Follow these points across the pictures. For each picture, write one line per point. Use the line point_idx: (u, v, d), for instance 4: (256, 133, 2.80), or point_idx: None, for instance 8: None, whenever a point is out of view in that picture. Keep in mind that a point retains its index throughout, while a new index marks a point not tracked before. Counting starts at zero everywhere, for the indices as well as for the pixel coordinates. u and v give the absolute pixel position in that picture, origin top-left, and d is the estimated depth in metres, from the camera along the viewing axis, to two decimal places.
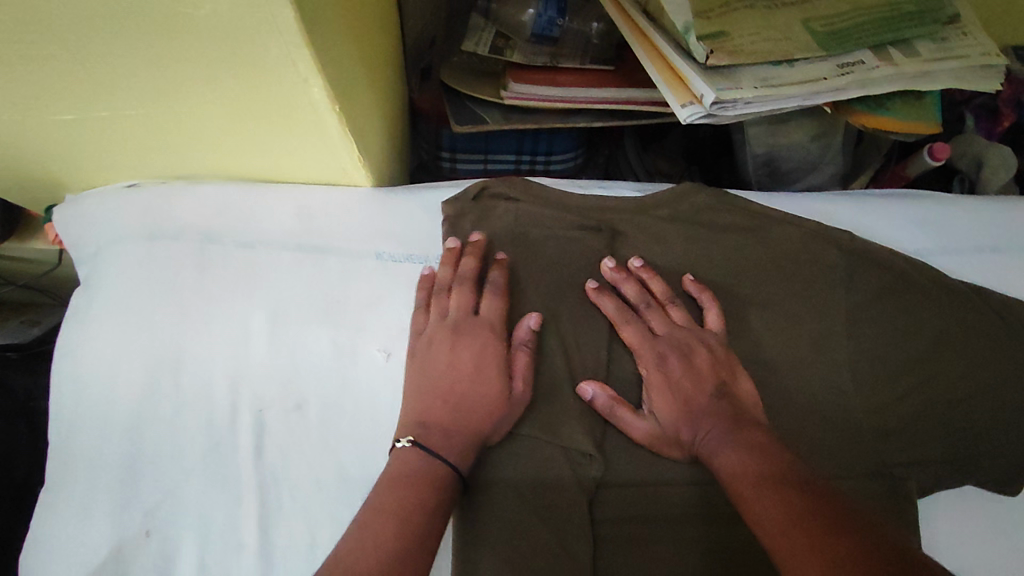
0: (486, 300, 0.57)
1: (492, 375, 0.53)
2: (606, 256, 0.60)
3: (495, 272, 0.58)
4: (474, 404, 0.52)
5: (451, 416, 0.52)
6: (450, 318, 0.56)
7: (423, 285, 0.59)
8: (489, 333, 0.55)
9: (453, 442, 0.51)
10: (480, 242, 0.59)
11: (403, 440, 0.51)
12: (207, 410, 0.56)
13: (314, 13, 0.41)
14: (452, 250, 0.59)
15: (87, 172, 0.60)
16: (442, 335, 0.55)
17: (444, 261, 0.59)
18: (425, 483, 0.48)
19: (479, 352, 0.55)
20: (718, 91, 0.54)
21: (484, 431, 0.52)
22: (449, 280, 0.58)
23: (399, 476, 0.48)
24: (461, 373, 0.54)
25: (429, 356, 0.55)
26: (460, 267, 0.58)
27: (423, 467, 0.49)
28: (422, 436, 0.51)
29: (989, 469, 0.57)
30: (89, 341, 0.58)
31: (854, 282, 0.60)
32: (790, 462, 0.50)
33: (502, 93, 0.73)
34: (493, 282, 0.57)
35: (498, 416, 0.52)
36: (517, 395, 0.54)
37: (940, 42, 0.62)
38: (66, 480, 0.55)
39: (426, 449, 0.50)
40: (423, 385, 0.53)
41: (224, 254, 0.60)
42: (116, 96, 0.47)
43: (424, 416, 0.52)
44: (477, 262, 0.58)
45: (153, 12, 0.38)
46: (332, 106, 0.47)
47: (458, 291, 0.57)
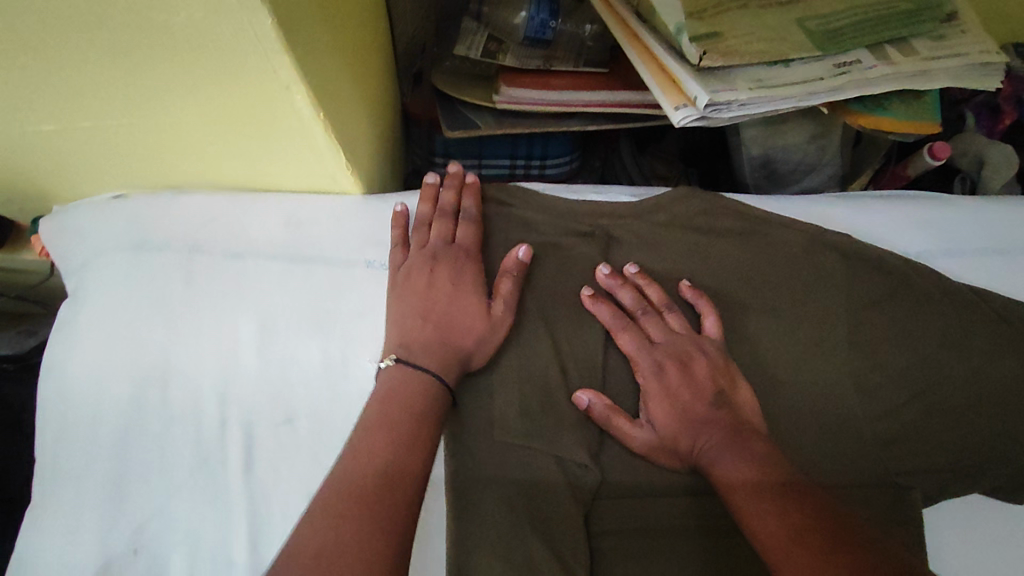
0: (461, 228, 0.59)
1: (472, 297, 0.55)
2: (600, 263, 0.59)
3: (468, 201, 0.60)
4: (455, 322, 0.54)
5: (432, 331, 0.53)
6: (428, 246, 0.58)
7: (397, 222, 0.59)
8: (465, 256, 0.57)
9: (436, 356, 0.52)
10: (458, 172, 0.61)
11: (387, 361, 0.52)
12: (194, 425, 0.55)
13: (294, 19, 0.40)
14: (430, 186, 0.61)
15: (73, 184, 0.59)
16: (421, 263, 0.57)
17: (422, 197, 0.61)
18: (411, 399, 0.50)
19: (456, 273, 0.56)
20: (712, 94, 0.53)
21: (467, 347, 0.53)
22: (427, 215, 0.60)
23: (387, 394, 0.50)
24: (439, 294, 0.55)
25: (408, 283, 0.56)
26: (439, 201, 0.60)
27: (410, 379, 0.51)
28: (404, 353, 0.52)
29: (996, 476, 0.55)
30: (75, 354, 0.57)
31: (854, 287, 0.59)
32: (790, 473, 0.50)
33: (494, 97, 0.72)
34: (467, 212, 0.59)
35: (481, 335, 0.54)
36: (500, 319, 0.54)
37: (939, 40, 0.60)
38: (53, 497, 0.54)
39: (409, 363, 0.52)
40: (404, 307, 0.55)
41: (211, 265, 0.59)
42: (95, 106, 0.46)
43: (406, 339, 0.53)
44: (454, 194, 0.60)
45: (127, 21, 0.37)
46: (316, 113, 0.46)
47: (437, 222, 0.59)
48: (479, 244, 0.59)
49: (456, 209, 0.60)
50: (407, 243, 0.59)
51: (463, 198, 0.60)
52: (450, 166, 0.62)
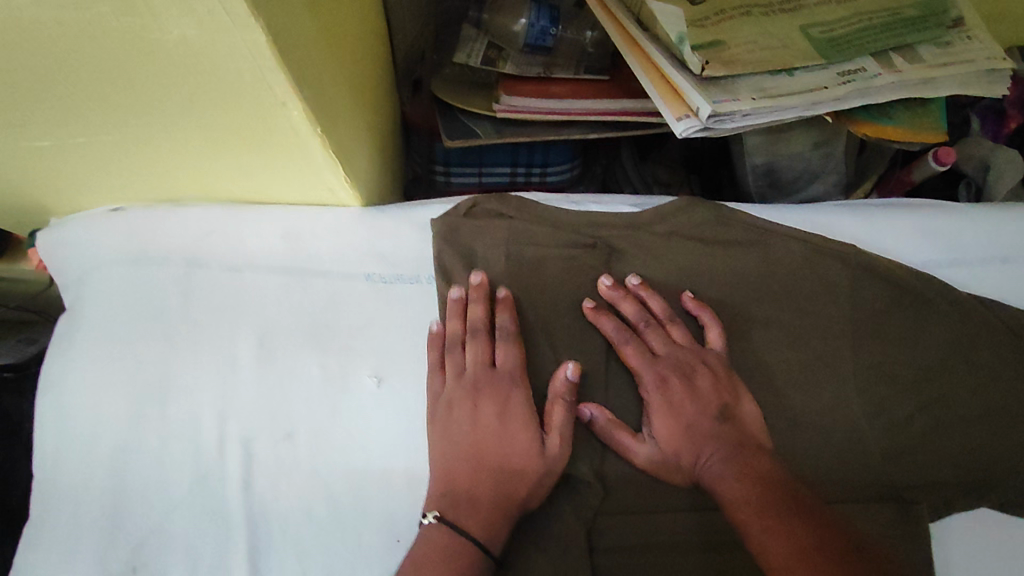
0: (501, 350, 0.54)
1: (522, 432, 0.52)
2: (602, 274, 0.58)
3: (503, 316, 0.55)
4: (505, 463, 0.51)
5: (481, 479, 0.51)
6: (467, 376, 0.54)
7: (433, 342, 0.56)
8: (510, 386, 0.54)
9: (485, 518, 0.50)
10: (481, 283, 0.56)
11: (430, 516, 0.49)
12: (193, 442, 0.54)
13: (291, 35, 0.39)
14: (457, 301, 0.56)
15: (69, 196, 0.59)
16: (462, 396, 0.54)
17: (449, 314, 0.56)
18: (450, 567, 0.47)
19: (501, 406, 0.53)
20: (714, 104, 0.53)
21: (520, 495, 0.51)
22: (461, 333, 0.56)
23: (424, 558, 0.47)
24: (486, 435, 0.52)
25: (449, 422, 0.53)
26: (469, 318, 0.55)
27: (453, 543, 0.48)
28: (450, 510, 0.49)
29: (1004, 489, 0.55)
30: (73, 369, 0.57)
31: (860, 297, 0.58)
32: (794, 489, 0.49)
33: (494, 105, 0.72)
34: (504, 328, 0.54)
35: (534, 475, 0.51)
36: (554, 455, 0.52)
37: (945, 46, 0.59)
38: (51, 514, 0.53)
39: (455, 525, 0.49)
40: (448, 450, 0.52)
41: (210, 279, 0.59)
42: (90, 122, 0.46)
43: (454, 486, 0.51)
44: (485, 309, 0.55)
45: (119, 38, 0.37)
46: (314, 129, 0.46)
47: (472, 346, 0.55)
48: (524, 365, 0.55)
49: (489, 323, 0.55)
50: (445, 366, 0.56)
51: (496, 312, 0.55)
52: (476, 276, 0.56)
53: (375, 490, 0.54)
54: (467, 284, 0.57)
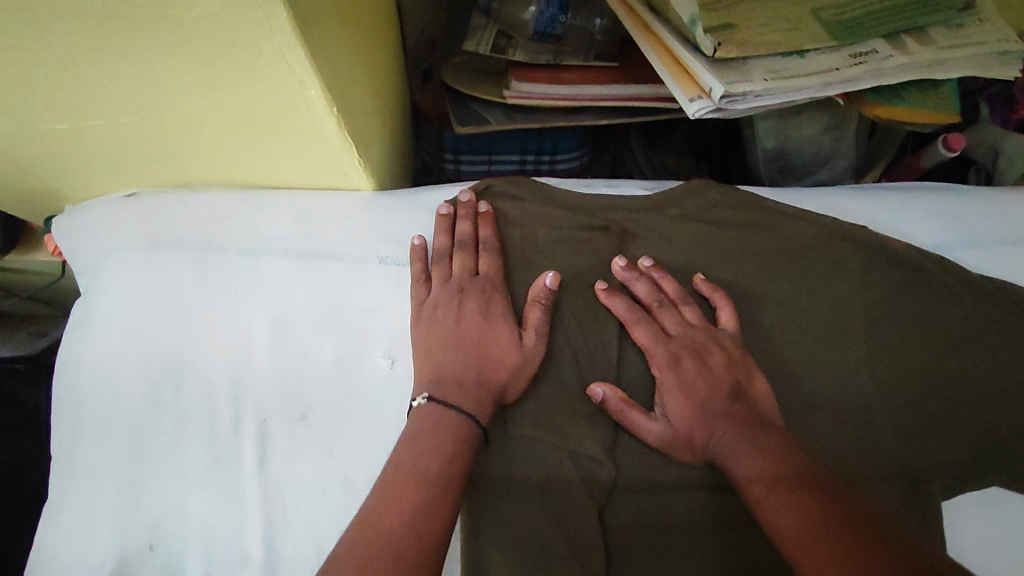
0: (483, 258, 0.57)
1: (503, 327, 0.54)
2: (615, 256, 0.59)
3: (485, 230, 0.58)
4: (487, 354, 0.53)
5: (465, 365, 0.53)
6: (453, 280, 0.56)
7: (416, 256, 0.58)
8: (492, 287, 0.56)
9: (469, 394, 0.51)
10: (470, 201, 0.60)
11: (419, 398, 0.51)
12: (208, 421, 0.55)
13: (310, 13, 0.39)
14: (446, 216, 0.59)
15: (85, 181, 0.59)
16: (447, 296, 0.56)
17: (437, 231, 0.59)
18: (443, 435, 0.49)
19: (484, 304, 0.55)
20: (727, 84, 0.53)
21: (500, 383, 0.52)
22: (446, 246, 0.58)
23: (419, 433, 0.49)
24: (470, 327, 0.54)
25: (436, 319, 0.55)
26: (455, 232, 0.59)
27: (442, 416, 0.50)
28: (438, 390, 0.51)
29: (1019, 471, 0.55)
30: (89, 351, 0.57)
31: (873, 278, 0.58)
32: (808, 467, 0.50)
33: (504, 91, 0.72)
34: (487, 241, 0.58)
35: (515, 365, 0.53)
36: (532, 350, 0.54)
37: (957, 29, 0.60)
38: (69, 493, 0.54)
39: (441, 401, 0.50)
40: (433, 343, 0.54)
41: (223, 262, 0.59)
42: (108, 103, 0.46)
43: (438, 373, 0.52)
44: (472, 224, 0.59)
45: (140, 14, 0.37)
46: (330, 107, 0.46)
47: (458, 255, 0.57)
48: (504, 273, 0.57)
49: (472, 238, 0.58)
50: (429, 277, 0.58)
51: (479, 227, 0.59)
52: (465, 195, 0.60)
53: None
54: (456, 203, 0.61)
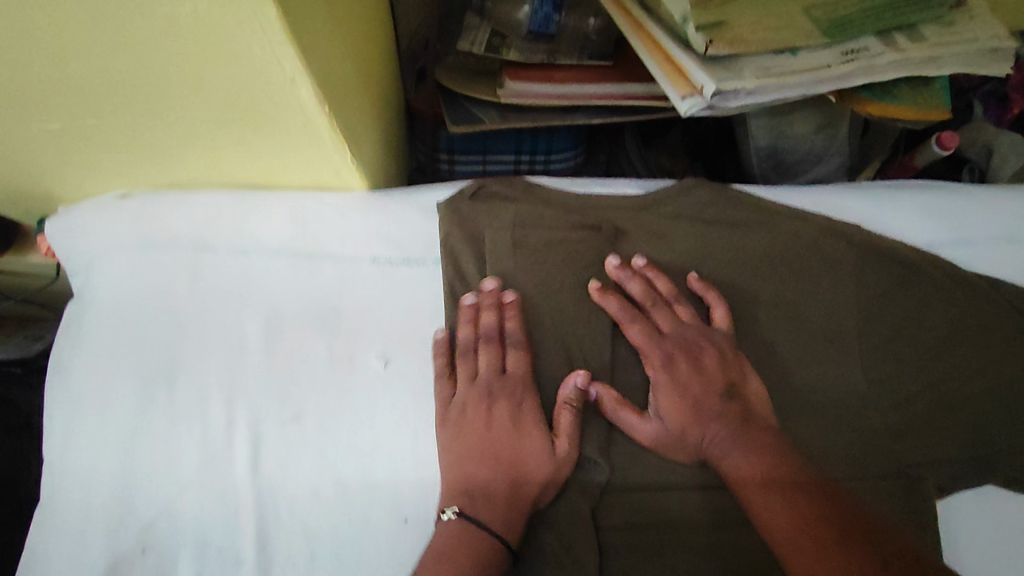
0: (511, 356, 0.55)
1: (534, 437, 0.53)
2: (609, 254, 0.59)
3: (511, 325, 0.55)
4: (518, 467, 0.52)
5: (494, 478, 0.52)
6: (480, 382, 0.55)
7: (439, 350, 0.56)
8: (521, 391, 0.54)
9: (497, 513, 0.51)
10: (494, 290, 0.56)
11: (449, 512, 0.50)
12: (201, 423, 0.55)
13: (300, 12, 0.39)
14: (469, 306, 0.57)
15: (77, 182, 0.59)
16: (476, 400, 0.54)
17: (460, 320, 0.56)
18: (469, 561, 0.48)
19: (515, 412, 0.54)
20: (719, 82, 0.53)
21: (531, 496, 0.52)
22: (472, 339, 0.56)
23: (444, 550, 0.49)
24: (499, 436, 0.53)
25: (465, 424, 0.53)
26: (481, 325, 0.56)
27: (470, 539, 0.49)
28: (468, 506, 0.51)
29: (1013, 467, 0.55)
30: (81, 352, 0.57)
31: (865, 275, 0.59)
32: (799, 466, 0.50)
33: (498, 91, 0.72)
34: (513, 337, 0.55)
35: (546, 481, 0.52)
36: (564, 458, 0.52)
37: (949, 26, 0.60)
38: (61, 495, 0.54)
39: (471, 520, 0.50)
40: (459, 452, 0.53)
41: (216, 263, 0.59)
42: (100, 103, 0.46)
43: (468, 484, 0.52)
44: (497, 316, 0.56)
45: (129, 13, 0.37)
46: (321, 107, 0.46)
47: (484, 352, 0.55)
48: (534, 371, 0.55)
49: (499, 331, 0.56)
50: (454, 371, 0.56)
51: (505, 318, 0.56)
52: (488, 284, 0.57)
53: (382, 471, 0.54)
54: (479, 290, 0.57)
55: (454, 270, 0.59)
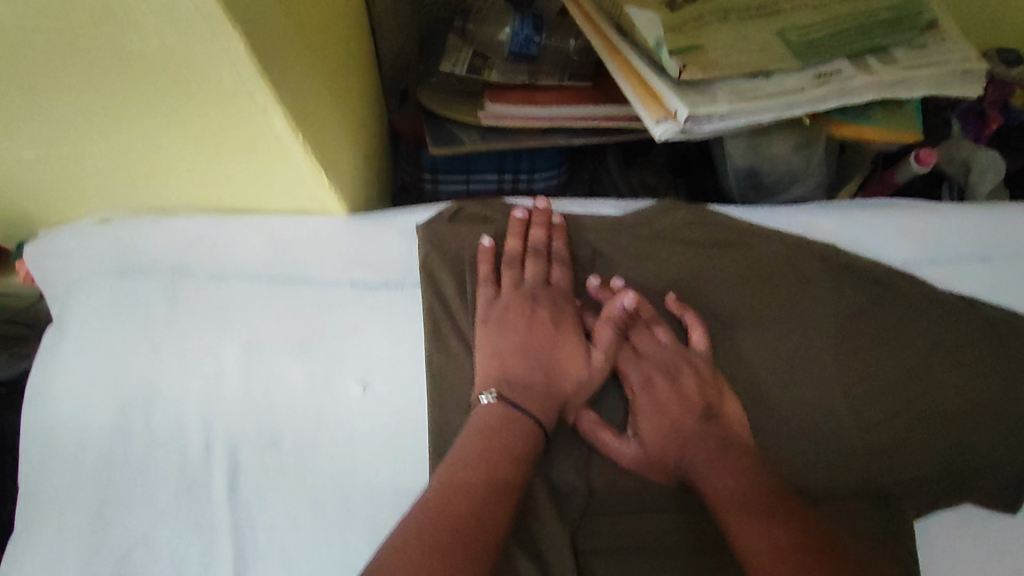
0: (556, 269, 0.59)
1: (571, 341, 0.56)
2: (590, 274, 0.60)
3: (560, 242, 0.60)
4: (556, 363, 0.55)
5: (532, 371, 0.55)
6: (526, 286, 0.58)
7: (484, 257, 0.59)
8: (563, 298, 0.58)
9: (535, 402, 0.53)
10: (546, 208, 0.61)
11: (488, 395, 0.52)
12: (179, 448, 0.54)
13: (272, 44, 0.40)
14: (520, 221, 0.61)
15: (55, 207, 0.59)
16: (519, 301, 0.57)
17: (511, 232, 0.60)
18: (510, 438, 0.51)
19: (556, 316, 0.57)
20: (692, 107, 0.53)
21: (563, 389, 0.55)
22: (519, 250, 0.59)
23: (485, 431, 0.51)
24: (539, 333, 0.56)
25: (506, 320, 0.56)
26: (530, 238, 0.60)
27: (509, 418, 0.51)
28: (507, 391, 0.53)
29: (989, 486, 0.55)
30: (58, 379, 0.57)
31: (842, 296, 0.59)
32: (778, 487, 0.50)
33: (479, 112, 0.73)
34: (560, 253, 0.60)
35: (582, 381, 0.55)
36: (598, 367, 0.56)
37: (920, 48, 0.61)
38: (36, 525, 0.53)
39: (512, 402, 0.52)
40: (500, 346, 0.55)
41: (195, 288, 0.59)
42: (75, 131, 0.46)
43: (504, 374, 0.54)
44: (545, 233, 0.60)
45: (98, 47, 0.37)
46: (295, 135, 0.46)
47: (532, 261, 0.59)
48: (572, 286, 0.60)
49: (547, 248, 0.60)
50: (497, 278, 0.59)
51: (553, 237, 0.60)
52: (540, 203, 0.61)
53: (362, 496, 0.54)
54: (531, 210, 0.62)
55: (434, 292, 0.58)
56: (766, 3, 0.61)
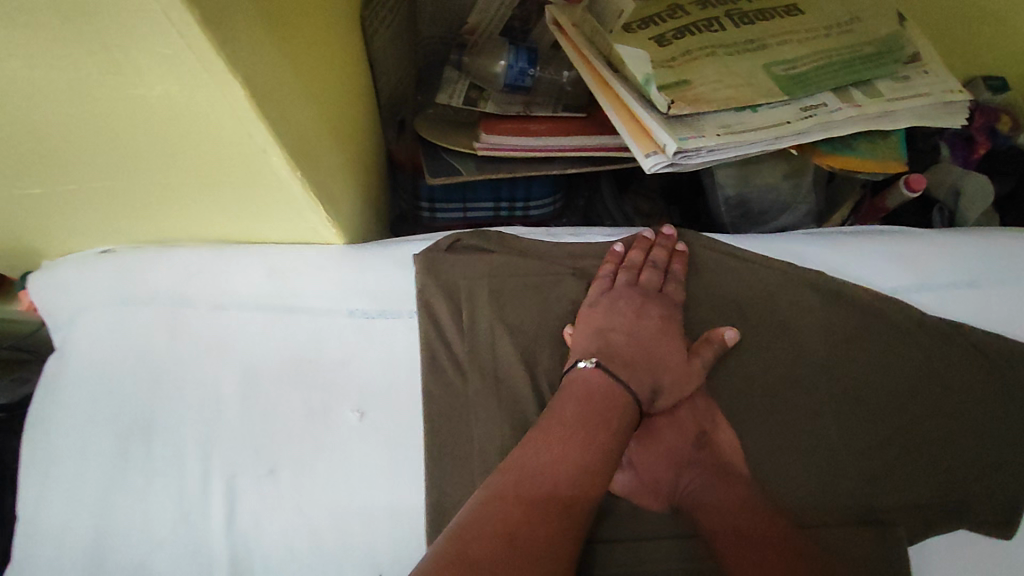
0: (672, 284, 0.60)
1: (678, 342, 0.56)
2: (651, 257, 0.61)
3: (679, 266, 0.61)
4: (661, 357, 0.55)
5: (638, 353, 0.55)
6: (642, 286, 0.59)
7: (610, 260, 0.61)
8: (673, 308, 0.59)
9: (630, 376, 0.53)
10: (672, 234, 0.63)
11: (590, 361, 0.53)
12: (178, 478, 0.55)
13: (272, 90, 0.41)
14: (645, 238, 0.63)
15: (60, 240, 0.60)
16: (633, 294, 0.58)
17: (636, 245, 0.62)
18: (607, 412, 0.51)
19: (665, 316, 0.58)
20: (680, 141, 0.55)
21: (661, 383, 0.55)
22: (639, 261, 0.61)
23: (587, 394, 0.52)
24: (648, 326, 0.57)
25: (618, 304, 0.57)
26: (651, 254, 0.62)
27: (611, 388, 0.52)
28: (608, 362, 0.53)
29: (981, 514, 0.56)
30: (60, 410, 0.57)
31: (833, 322, 0.60)
32: (774, 519, 0.52)
33: (475, 143, 0.74)
34: (677, 273, 0.61)
35: (678, 379, 0.55)
36: (696, 374, 0.55)
37: (903, 81, 0.63)
38: (35, 554, 0.54)
39: (609, 371, 0.53)
40: (612, 325, 0.56)
41: (197, 318, 0.60)
42: (82, 171, 0.48)
43: (608, 348, 0.55)
44: (667, 255, 0.62)
45: (104, 95, 0.38)
46: (294, 173, 0.48)
47: (649, 269, 0.60)
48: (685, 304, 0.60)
49: (664, 266, 0.61)
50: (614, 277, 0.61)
51: (673, 261, 0.62)
52: (668, 229, 0.63)
53: (358, 525, 0.54)
54: (656, 233, 0.64)
55: (431, 320, 0.59)
56: (751, 39, 0.64)
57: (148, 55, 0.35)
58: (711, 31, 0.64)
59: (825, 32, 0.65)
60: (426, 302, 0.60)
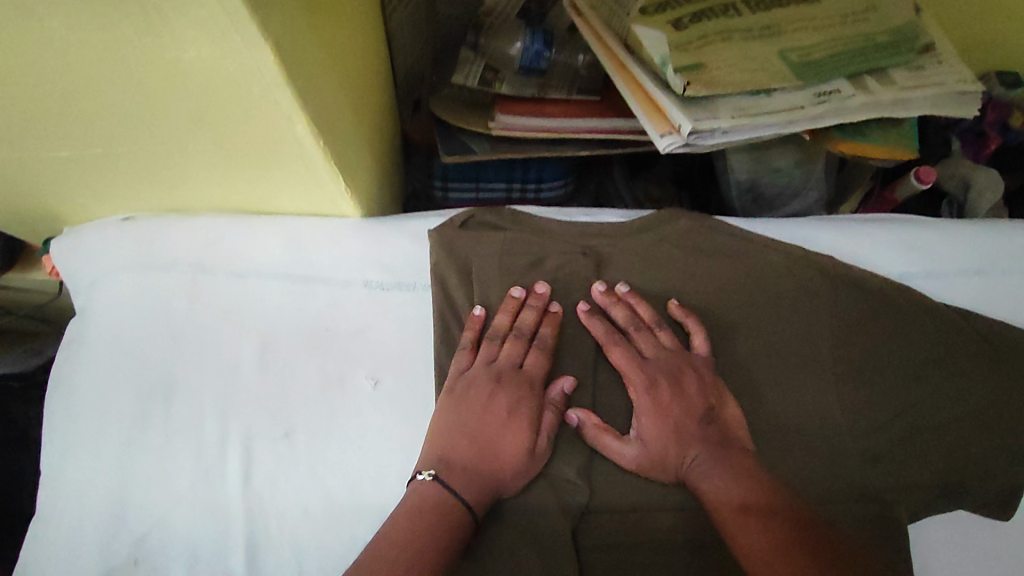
0: (533, 355, 0.57)
1: (521, 432, 0.54)
2: (517, 317, 0.58)
3: (547, 330, 0.58)
4: (496, 450, 0.53)
5: (471, 459, 0.53)
6: (495, 366, 0.57)
7: (472, 326, 0.58)
8: (529, 387, 0.56)
9: (468, 484, 0.52)
10: (544, 292, 0.59)
11: (425, 473, 0.52)
12: (195, 440, 0.56)
13: (298, 56, 0.42)
14: (514, 299, 0.59)
15: (85, 205, 0.61)
16: (484, 380, 0.56)
17: (501, 308, 0.59)
18: (434, 522, 0.49)
19: (514, 404, 0.55)
20: (695, 122, 0.57)
21: (502, 482, 0.53)
22: (503, 328, 0.58)
23: (414, 509, 0.50)
24: (492, 423, 0.55)
25: (464, 400, 0.55)
26: (518, 318, 0.58)
27: (439, 500, 0.50)
28: (444, 473, 0.52)
29: (980, 494, 0.57)
30: (82, 370, 0.59)
31: (840, 304, 0.61)
32: (777, 491, 0.52)
33: (490, 123, 0.75)
34: (544, 338, 0.58)
35: (518, 472, 0.53)
36: (538, 458, 0.54)
37: (916, 70, 0.64)
38: (57, 506, 0.56)
39: (445, 484, 0.51)
40: (452, 424, 0.54)
41: (215, 285, 0.61)
42: (109, 134, 0.49)
43: (448, 454, 0.53)
44: (535, 317, 0.58)
45: (134, 57, 0.39)
46: (316, 142, 0.49)
47: (510, 343, 0.57)
48: (548, 373, 0.57)
49: (532, 330, 0.58)
50: (476, 347, 0.58)
51: (542, 324, 0.58)
52: (540, 287, 0.59)
53: (371, 488, 0.55)
54: (529, 289, 0.60)
55: (444, 298, 0.60)
56: (768, 24, 0.64)
57: (182, 17, 0.36)
58: (728, 15, 0.64)
59: (841, 19, 0.65)
60: (439, 274, 0.61)
